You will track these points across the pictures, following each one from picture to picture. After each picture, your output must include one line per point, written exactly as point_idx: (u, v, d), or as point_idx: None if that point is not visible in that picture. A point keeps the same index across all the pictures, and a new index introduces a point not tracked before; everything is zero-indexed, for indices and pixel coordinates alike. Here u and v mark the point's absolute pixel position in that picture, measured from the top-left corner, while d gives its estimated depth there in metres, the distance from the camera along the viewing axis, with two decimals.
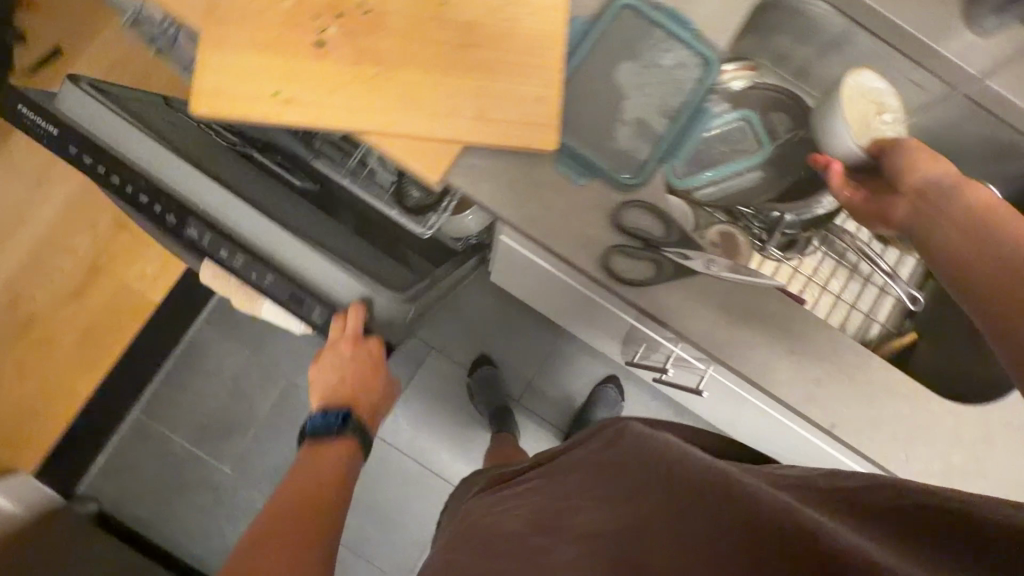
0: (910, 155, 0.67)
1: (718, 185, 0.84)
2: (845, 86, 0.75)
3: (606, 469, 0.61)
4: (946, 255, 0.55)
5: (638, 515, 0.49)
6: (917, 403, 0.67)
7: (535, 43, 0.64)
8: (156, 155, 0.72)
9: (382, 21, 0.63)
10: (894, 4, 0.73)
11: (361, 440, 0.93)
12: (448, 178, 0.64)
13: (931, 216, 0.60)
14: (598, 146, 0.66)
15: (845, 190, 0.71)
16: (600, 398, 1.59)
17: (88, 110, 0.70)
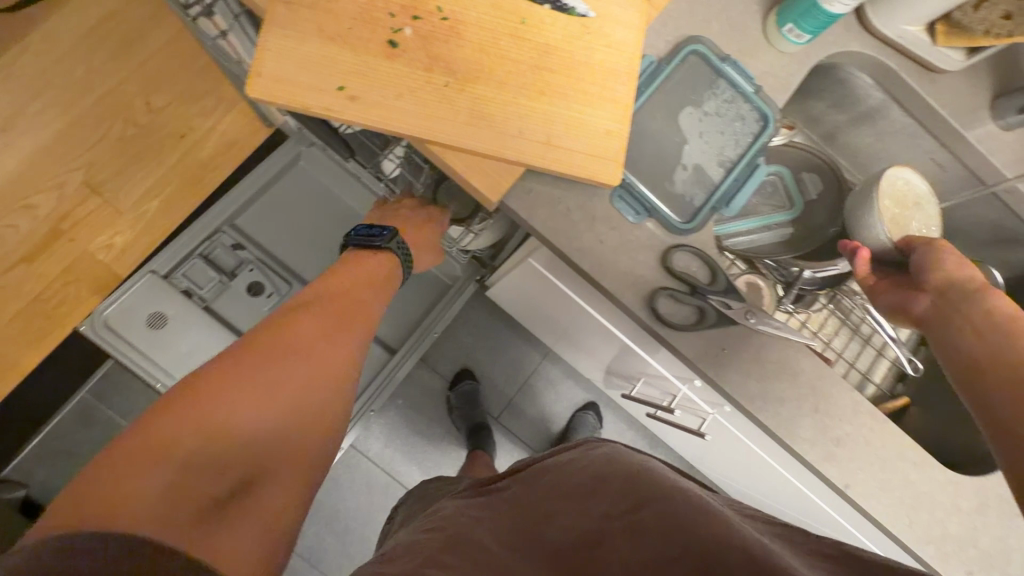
0: (936, 255, 0.64)
1: (748, 236, 0.87)
2: (882, 179, 0.76)
3: (570, 473, 0.60)
4: (958, 351, 0.56)
5: (598, 522, 0.48)
6: (923, 469, 0.70)
7: (609, 76, 0.64)
8: (158, 376, 0.99)
9: (459, 30, 0.61)
10: (933, 88, 0.78)
11: (402, 256, 0.87)
12: (504, 199, 0.64)
13: (949, 315, 0.58)
14: (654, 186, 0.67)
15: (869, 278, 0.69)
16: (579, 424, 1.58)
17: (112, 344, 0.98)
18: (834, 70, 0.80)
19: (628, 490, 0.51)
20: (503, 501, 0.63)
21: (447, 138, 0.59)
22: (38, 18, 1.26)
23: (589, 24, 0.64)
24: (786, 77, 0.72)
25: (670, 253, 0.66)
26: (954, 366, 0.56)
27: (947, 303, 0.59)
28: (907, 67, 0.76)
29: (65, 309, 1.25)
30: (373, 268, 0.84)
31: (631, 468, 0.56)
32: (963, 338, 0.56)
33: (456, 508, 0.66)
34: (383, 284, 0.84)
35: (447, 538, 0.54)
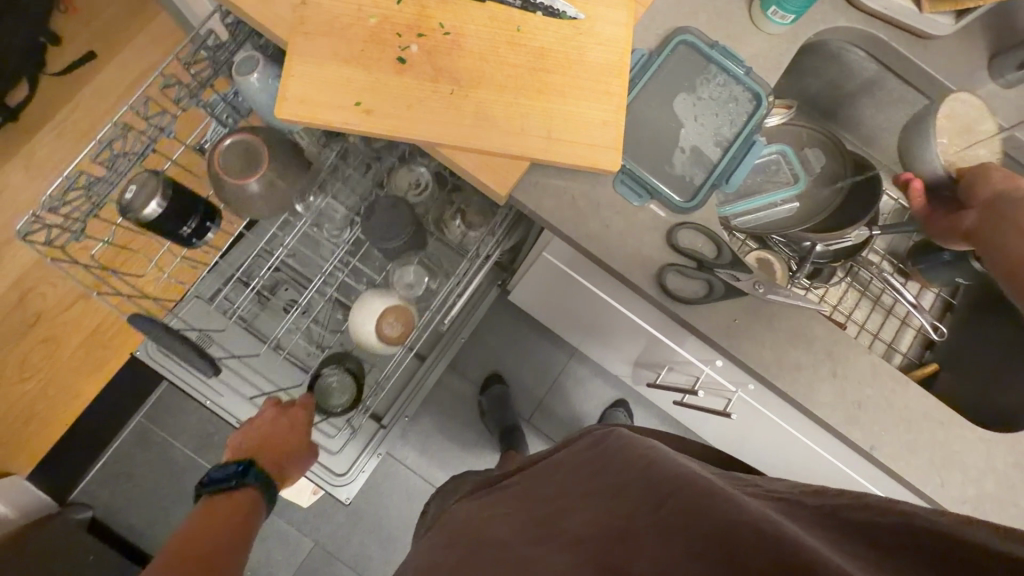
0: (980, 176, 0.68)
1: (756, 214, 0.87)
2: (942, 105, 0.75)
3: (589, 469, 0.62)
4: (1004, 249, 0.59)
5: (616, 514, 0.50)
6: (951, 427, 0.70)
7: (603, 72, 0.68)
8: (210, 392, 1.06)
9: (461, 42, 0.66)
10: (928, 54, 0.79)
11: (264, 490, 0.84)
12: (513, 193, 0.68)
13: (1000, 222, 0.61)
14: (654, 170, 0.70)
15: (922, 208, 0.74)
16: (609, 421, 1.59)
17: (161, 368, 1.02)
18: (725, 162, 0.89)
19: (639, 485, 0.52)
20: (529, 500, 0.65)
21: (455, 141, 0.65)
22: (87, 77, 1.39)
23: (579, 25, 0.69)
24: (776, 57, 0.75)
25: (674, 231, 0.69)
26: (999, 269, 0.59)
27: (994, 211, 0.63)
28: (898, 37, 0.78)
29: (111, 347, 1.35)
30: (229, 509, 0.77)
31: (641, 459, 0.56)
32: (1011, 237, 0.59)
33: (478, 506, 0.71)
34: (244, 526, 0.77)
35: (472, 547, 0.57)
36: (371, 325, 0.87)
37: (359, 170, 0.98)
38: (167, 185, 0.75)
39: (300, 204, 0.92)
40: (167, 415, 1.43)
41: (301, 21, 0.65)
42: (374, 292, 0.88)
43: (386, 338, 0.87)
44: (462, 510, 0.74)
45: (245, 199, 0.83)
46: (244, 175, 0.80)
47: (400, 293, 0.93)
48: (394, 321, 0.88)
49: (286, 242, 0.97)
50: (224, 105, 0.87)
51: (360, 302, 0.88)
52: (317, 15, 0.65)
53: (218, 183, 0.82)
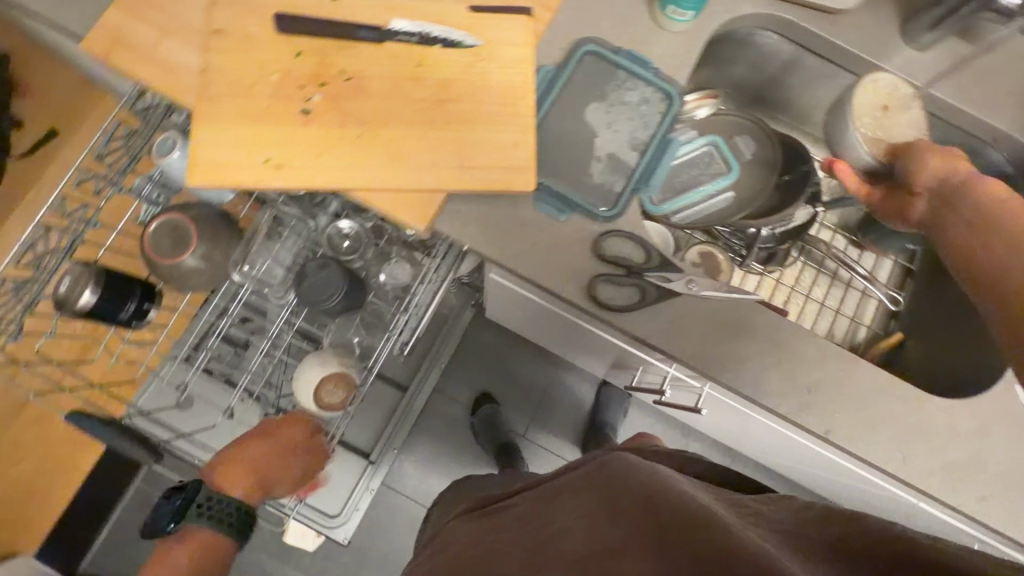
0: (920, 156, 0.66)
1: (693, 208, 0.87)
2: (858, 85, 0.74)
3: (584, 482, 0.57)
4: (952, 247, 0.57)
5: (619, 535, 0.45)
6: (908, 401, 0.69)
7: (509, 94, 0.68)
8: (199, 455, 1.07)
9: (364, 85, 0.67)
10: (838, 28, 0.79)
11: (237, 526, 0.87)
12: (434, 225, 0.68)
13: (948, 215, 0.59)
14: (573, 183, 0.70)
15: (861, 189, 0.71)
16: (608, 403, 1.59)
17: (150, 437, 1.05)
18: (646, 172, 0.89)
19: (636, 509, 0.46)
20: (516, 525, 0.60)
21: (367, 183, 0.65)
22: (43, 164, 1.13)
23: (480, 51, 0.69)
24: (684, 53, 0.76)
25: (600, 240, 0.69)
26: (954, 261, 0.56)
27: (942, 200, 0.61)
28: (804, 15, 0.78)
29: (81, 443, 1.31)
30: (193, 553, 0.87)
31: (643, 479, 0.50)
32: (960, 232, 0.56)
33: (473, 536, 0.65)
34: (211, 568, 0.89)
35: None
36: (310, 392, 0.89)
37: (295, 231, 0.99)
38: (101, 275, 0.84)
39: (237, 275, 0.95)
40: (162, 479, 1.44)
41: (205, 88, 0.66)
42: (315, 359, 0.90)
43: (326, 405, 0.89)
44: (456, 539, 0.69)
45: (180, 276, 0.90)
46: (176, 255, 0.88)
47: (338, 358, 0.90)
48: (333, 388, 0.89)
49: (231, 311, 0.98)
50: (151, 186, 0.90)
51: (301, 368, 0.90)
52: (221, 79, 0.66)
53: (152, 266, 0.89)
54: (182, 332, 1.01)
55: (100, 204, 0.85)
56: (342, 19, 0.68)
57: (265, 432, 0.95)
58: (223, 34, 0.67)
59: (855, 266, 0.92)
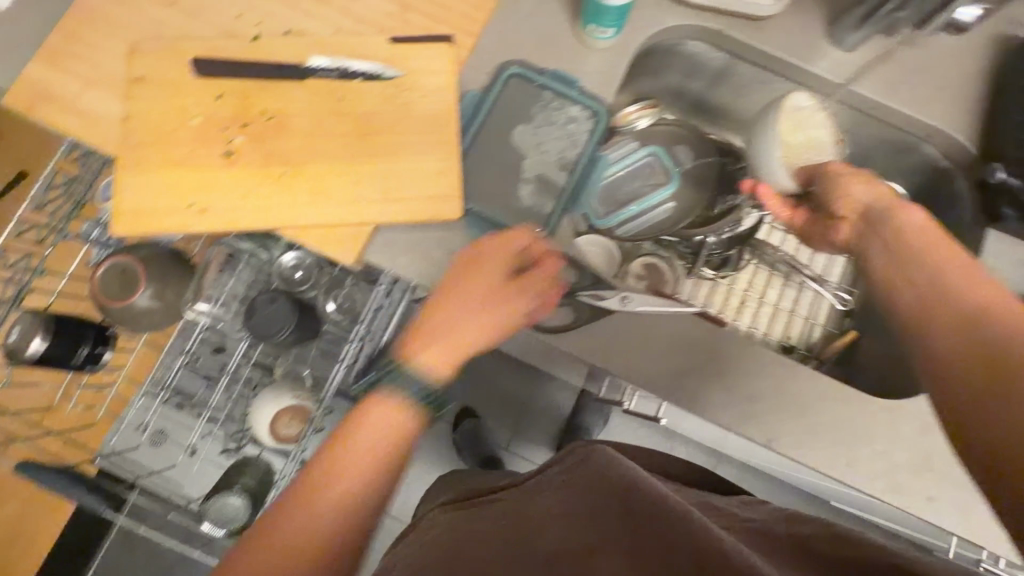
0: (841, 180, 0.66)
1: (637, 219, 0.87)
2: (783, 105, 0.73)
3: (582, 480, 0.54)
4: (890, 292, 0.56)
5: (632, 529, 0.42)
6: (851, 404, 0.69)
7: (432, 123, 0.69)
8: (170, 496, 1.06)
9: (286, 124, 0.67)
10: (765, 35, 0.79)
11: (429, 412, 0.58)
12: (365, 257, 0.68)
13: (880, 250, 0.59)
14: (503, 207, 0.70)
15: (782, 211, 0.71)
16: (587, 406, 1.54)
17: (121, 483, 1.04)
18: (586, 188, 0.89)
19: (613, 517, 0.43)
20: (481, 531, 0.52)
21: (293, 221, 0.65)
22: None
23: (401, 82, 0.69)
24: (610, 70, 0.76)
25: None
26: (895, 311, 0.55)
27: (867, 228, 0.62)
28: (729, 24, 0.79)
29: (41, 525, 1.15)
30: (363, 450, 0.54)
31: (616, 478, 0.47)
32: (897, 284, 0.56)
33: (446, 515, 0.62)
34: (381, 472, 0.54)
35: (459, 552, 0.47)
36: (266, 426, 0.89)
37: (248, 264, 1.01)
38: (49, 322, 0.83)
39: (191, 312, 0.95)
40: None
41: (128, 136, 0.66)
42: (273, 391, 0.90)
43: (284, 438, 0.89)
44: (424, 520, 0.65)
45: (133, 318, 0.90)
46: (125, 297, 0.87)
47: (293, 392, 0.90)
48: (290, 421, 0.90)
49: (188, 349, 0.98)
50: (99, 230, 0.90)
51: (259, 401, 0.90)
52: (144, 126, 0.67)
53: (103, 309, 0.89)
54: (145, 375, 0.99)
55: (45, 252, 0.85)
56: (262, 60, 0.69)
57: (495, 243, 0.62)
58: (144, 81, 0.68)
59: (800, 266, 0.94)
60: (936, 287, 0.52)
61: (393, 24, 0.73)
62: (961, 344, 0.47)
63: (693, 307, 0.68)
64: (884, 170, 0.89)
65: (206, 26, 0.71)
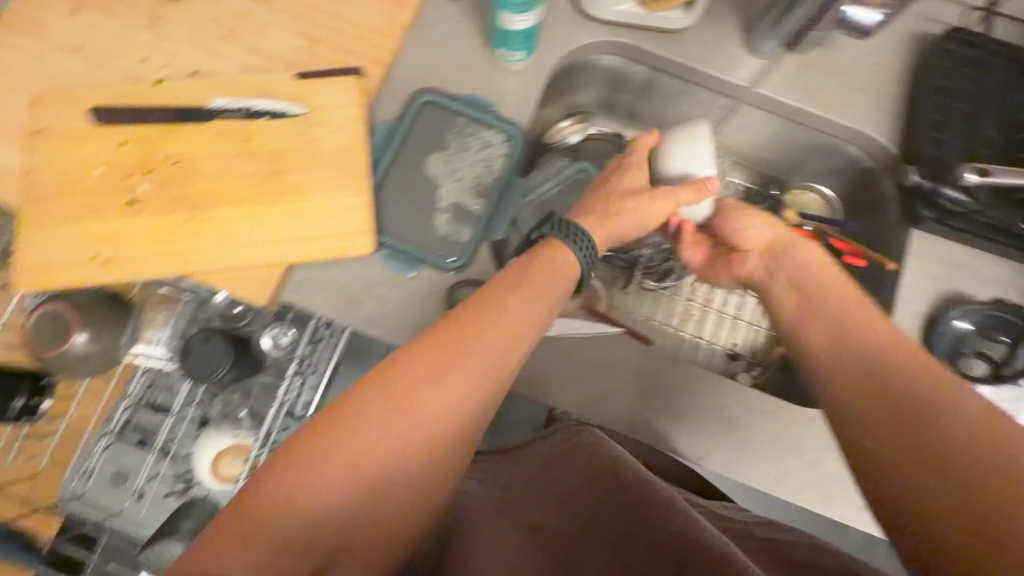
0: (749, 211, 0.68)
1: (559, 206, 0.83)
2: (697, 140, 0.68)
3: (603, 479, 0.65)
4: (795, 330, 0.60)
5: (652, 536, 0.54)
6: (779, 418, 0.68)
7: (340, 158, 0.68)
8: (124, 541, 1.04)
9: (190, 168, 0.66)
10: (681, 47, 0.79)
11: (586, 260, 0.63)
12: (280, 296, 0.67)
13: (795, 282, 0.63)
14: (418, 238, 0.70)
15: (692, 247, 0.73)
16: None
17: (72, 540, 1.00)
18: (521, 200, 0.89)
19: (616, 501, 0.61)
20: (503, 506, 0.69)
21: (200, 265, 0.65)
22: None
23: (308, 118, 0.69)
24: (525, 93, 0.76)
25: (449, 293, 0.69)
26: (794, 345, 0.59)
27: (771, 264, 0.66)
28: (644, 39, 0.78)
29: None
30: (552, 273, 0.61)
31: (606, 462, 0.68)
32: (805, 330, 0.59)
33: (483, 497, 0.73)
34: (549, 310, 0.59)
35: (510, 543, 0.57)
36: (209, 464, 0.90)
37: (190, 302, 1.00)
38: None
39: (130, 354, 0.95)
40: None
41: (30, 189, 0.66)
42: (219, 428, 0.91)
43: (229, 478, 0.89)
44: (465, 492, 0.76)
45: (70, 363, 0.89)
46: (61, 343, 0.87)
47: (235, 432, 0.91)
48: (231, 460, 0.90)
49: (131, 392, 0.97)
50: None
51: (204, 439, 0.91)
52: (46, 178, 0.66)
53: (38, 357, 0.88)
54: (99, 412, 0.98)
55: None
56: (165, 103, 0.68)
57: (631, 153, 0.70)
58: (45, 133, 0.67)
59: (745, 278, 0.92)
60: (846, 342, 0.55)
61: (300, 58, 0.72)
62: (880, 401, 0.50)
63: (616, 328, 0.70)
64: (815, 173, 0.89)
65: (109, 72, 0.70)
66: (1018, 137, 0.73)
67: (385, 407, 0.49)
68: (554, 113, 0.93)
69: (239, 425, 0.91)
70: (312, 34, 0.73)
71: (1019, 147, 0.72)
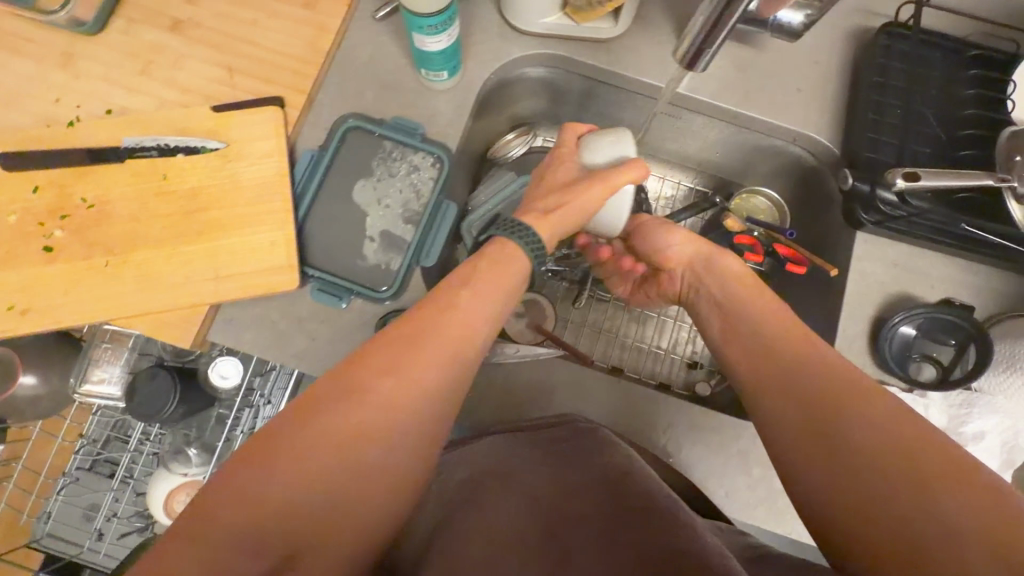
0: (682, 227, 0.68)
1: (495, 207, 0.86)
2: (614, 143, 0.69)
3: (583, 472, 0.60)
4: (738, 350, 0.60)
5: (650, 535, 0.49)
6: (721, 436, 0.69)
7: (261, 192, 0.66)
8: None
9: (108, 211, 0.65)
10: (614, 56, 0.77)
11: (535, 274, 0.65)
12: (207, 337, 0.66)
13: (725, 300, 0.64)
14: (347, 270, 0.68)
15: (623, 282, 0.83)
16: None
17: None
18: (463, 220, 0.88)
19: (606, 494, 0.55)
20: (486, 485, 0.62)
21: (119, 311, 0.63)
22: None
23: (227, 153, 0.67)
24: (455, 113, 0.74)
25: (381, 323, 0.66)
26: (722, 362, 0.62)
27: (694, 275, 0.70)
28: (576, 50, 0.76)
29: None
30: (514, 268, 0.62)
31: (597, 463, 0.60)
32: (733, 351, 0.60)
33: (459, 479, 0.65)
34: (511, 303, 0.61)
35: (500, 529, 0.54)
36: (161, 504, 0.88)
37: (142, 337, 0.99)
38: None
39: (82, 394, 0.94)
40: None
41: None
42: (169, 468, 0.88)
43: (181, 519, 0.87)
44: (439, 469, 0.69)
45: (19, 406, 0.88)
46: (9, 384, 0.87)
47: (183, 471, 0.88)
48: (185, 497, 0.88)
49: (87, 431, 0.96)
50: None
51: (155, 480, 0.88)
52: None
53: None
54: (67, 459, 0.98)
55: None
56: (80, 145, 0.66)
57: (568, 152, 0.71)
58: None
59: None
60: (760, 345, 0.57)
61: (220, 89, 0.70)
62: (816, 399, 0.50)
63: (553, 350, 0.71)
64: (764, 175, 0.88)
65: (20, 114, 0.68)
66: (961, 132, 0.71)
67: (366, 386, 0.49)
68: (498, 126, 0.91)
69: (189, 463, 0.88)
70: (231, 63, 0.71)
71: (961, 143, 0.71)
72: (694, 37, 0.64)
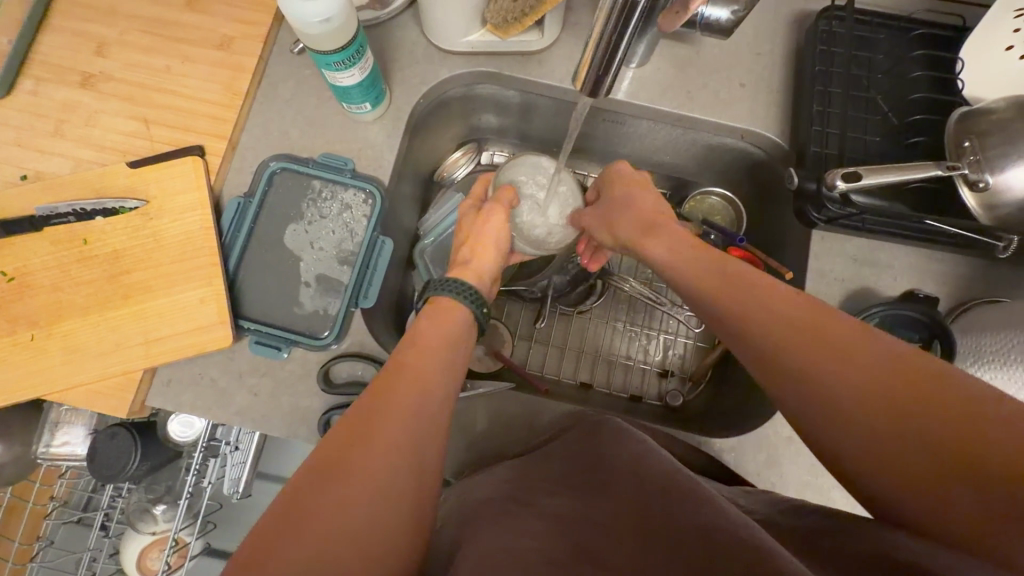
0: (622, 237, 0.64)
1: (438, 241, 0.82)
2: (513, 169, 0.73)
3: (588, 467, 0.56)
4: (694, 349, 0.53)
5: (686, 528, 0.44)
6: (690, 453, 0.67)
7: (186, 246, 0.64)
8: None
9: (29, 282, 0.63)
10: (547, 68, 0.73)
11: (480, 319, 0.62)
12: (144, 402, 0.63)
13: None
14: (285, 318, 0.66)
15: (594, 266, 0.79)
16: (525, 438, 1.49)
17: None
18: (415, 245, 0.84)
19: (624, 491, 0.51)
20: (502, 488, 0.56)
21: (51, 386, 0.61)
22: None
23: (148, 210, 0.65)
24: (384, 143, 0.71)
25: (324, 371, 0.64)
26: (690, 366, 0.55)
27: None
28: (505, 66, 0.73)
29: None
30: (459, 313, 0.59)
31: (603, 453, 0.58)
32: None
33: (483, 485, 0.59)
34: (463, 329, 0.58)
35: (531, 536, 0.46)
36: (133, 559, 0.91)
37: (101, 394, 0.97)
38: None
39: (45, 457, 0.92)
40: None
41: None
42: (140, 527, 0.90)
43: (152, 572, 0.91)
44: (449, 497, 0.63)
45: None
46: None
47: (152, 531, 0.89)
48: (158, 554, 0.91)
49: (56, 493, 0.94)
50: None
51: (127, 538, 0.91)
52: None
53: None
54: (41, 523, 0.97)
55: None
56: None
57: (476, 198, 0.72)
58: None
59: (662, 302, 0.88)
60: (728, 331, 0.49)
61: (137, 143, 0.68)
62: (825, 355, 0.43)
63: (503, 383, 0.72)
64: (720, 172, 0.84)
65: None
66: (913, 117, 0.67)
67: (352, 444, 0.43)
68: (444, 146, 0.87)
69: (156, 521, 0.88)
70: (147, 115, 0.69)
71: (913, 128, 0.67)
72: (597, 43, 0.45)
